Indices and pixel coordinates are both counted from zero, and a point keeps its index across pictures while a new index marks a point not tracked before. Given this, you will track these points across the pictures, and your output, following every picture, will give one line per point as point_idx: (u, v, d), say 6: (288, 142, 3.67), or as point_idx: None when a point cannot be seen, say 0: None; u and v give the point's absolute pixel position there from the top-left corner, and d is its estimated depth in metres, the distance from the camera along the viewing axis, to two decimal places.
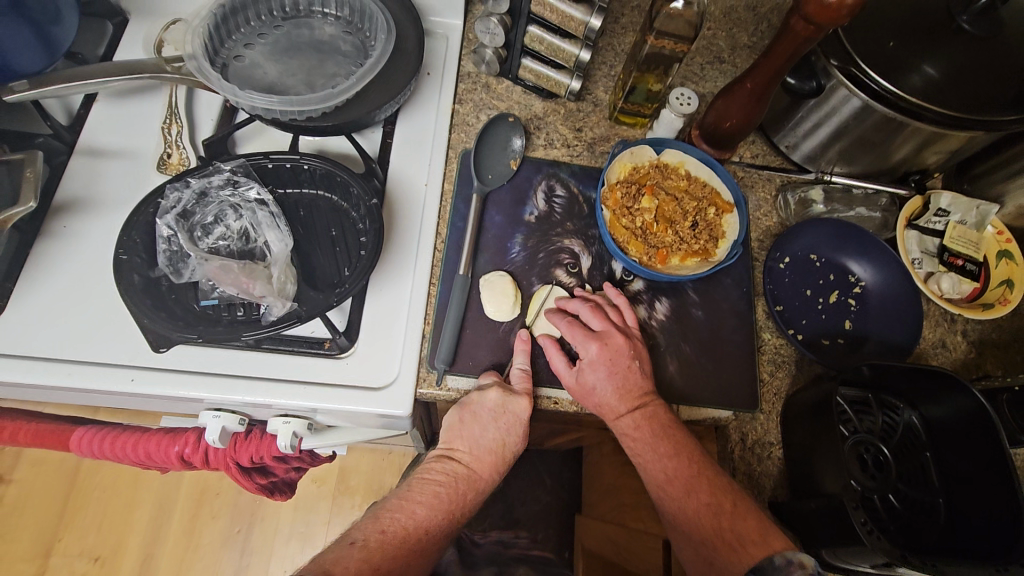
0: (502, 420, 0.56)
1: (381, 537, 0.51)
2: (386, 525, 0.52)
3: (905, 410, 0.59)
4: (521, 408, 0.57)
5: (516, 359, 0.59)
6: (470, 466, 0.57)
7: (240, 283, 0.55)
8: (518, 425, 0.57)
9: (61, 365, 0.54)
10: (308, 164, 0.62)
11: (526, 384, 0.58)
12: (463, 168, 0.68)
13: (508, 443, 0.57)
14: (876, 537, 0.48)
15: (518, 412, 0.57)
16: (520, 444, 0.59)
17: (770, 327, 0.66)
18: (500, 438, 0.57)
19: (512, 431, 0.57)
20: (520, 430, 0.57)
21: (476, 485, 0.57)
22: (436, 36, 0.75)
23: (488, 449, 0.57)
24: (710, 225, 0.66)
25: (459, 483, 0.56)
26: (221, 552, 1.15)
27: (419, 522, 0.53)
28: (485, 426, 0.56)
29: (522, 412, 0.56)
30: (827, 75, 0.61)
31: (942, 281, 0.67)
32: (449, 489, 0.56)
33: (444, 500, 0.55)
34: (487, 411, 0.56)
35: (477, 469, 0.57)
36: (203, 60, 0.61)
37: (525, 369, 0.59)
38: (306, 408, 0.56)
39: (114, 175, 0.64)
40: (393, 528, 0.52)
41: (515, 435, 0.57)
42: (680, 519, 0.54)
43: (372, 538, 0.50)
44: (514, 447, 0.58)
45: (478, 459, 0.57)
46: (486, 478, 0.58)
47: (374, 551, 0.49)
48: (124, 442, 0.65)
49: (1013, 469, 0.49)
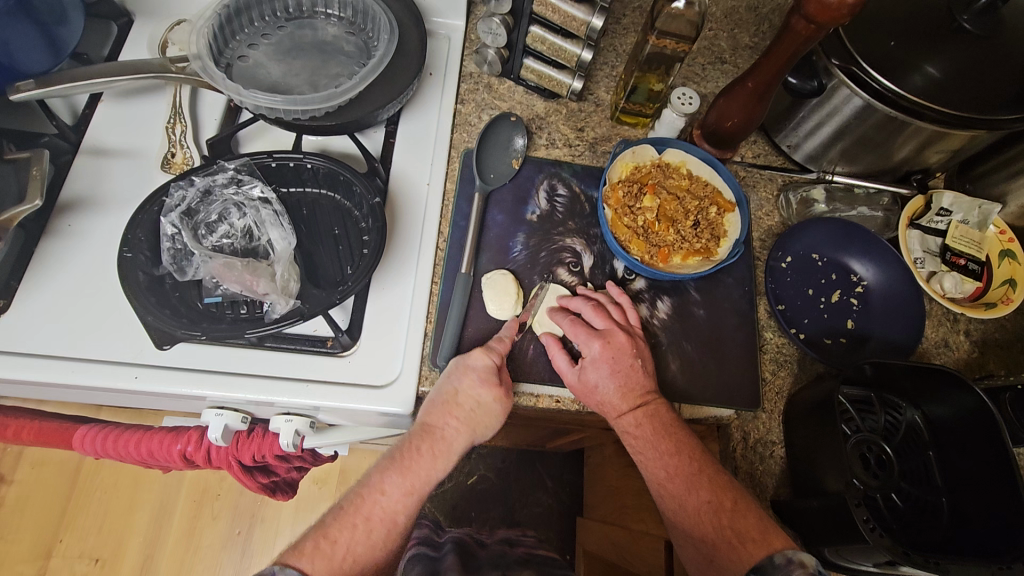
0: (451, 370, 0.56)
1: (340, 512, 0.54)
2: (345, 501, 0.55)
3: (908, 409, 0.58)
4: (476, 359, 0.56)
5: (501, 331, 0.60)
6: (427, 422, 0.56)
7: (244, 280, 0.55)
8: (470, 372, 0.56)
9: (64, 364, 0.55)
10: (312, 163, 0.62)
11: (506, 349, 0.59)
12: (465, 168, 0.69)
13: (461, 391, 0.55)
14: (878, 535, 0.48)
15: (469, 360, 0.56)
16: (483, 392, 0.55)
17: (772, 327, 0.66)
18: (451, 387, 0.56)
19: (463, 377, 0.55)
20: (472, 376, 0.55)
21: (434, 439, 0.55)
22: (439, 37, 0.75)
23: (440, 400, 0.56)
24: (711, 224, 0.66)
25: (414, 439, 0.56)
26: (222, 554, 1.15)
27: (375, 490, 0.55)
28: (437, 380, 0.57)
29: (471, 359, 0.56)
30: (829, 74, 0.61)
31: (945, 280, 0.67)
32: (404, 447, 0.56)
33: (398, 460, 0.55)
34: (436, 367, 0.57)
35: (433, 422, 0.56)
36: (207, 60, 0.62)
37: (508, 339, 0.60)
38: (309, 405, 0.56)
39: (119, 174, 0.64)
40: (350, 502, 0.54)
41: (468, 381, 0.55)
42: (682, 517, 0.54)
43: (332, 517, 0.54)
44: (476, 395, 0.55)
45: (433, 413, 0.56)
46: (447, 432, 0.56)
47: (332, 526, 0.53)
48: (127, 439, 0.65)
49: (1017, 468, 0.49)
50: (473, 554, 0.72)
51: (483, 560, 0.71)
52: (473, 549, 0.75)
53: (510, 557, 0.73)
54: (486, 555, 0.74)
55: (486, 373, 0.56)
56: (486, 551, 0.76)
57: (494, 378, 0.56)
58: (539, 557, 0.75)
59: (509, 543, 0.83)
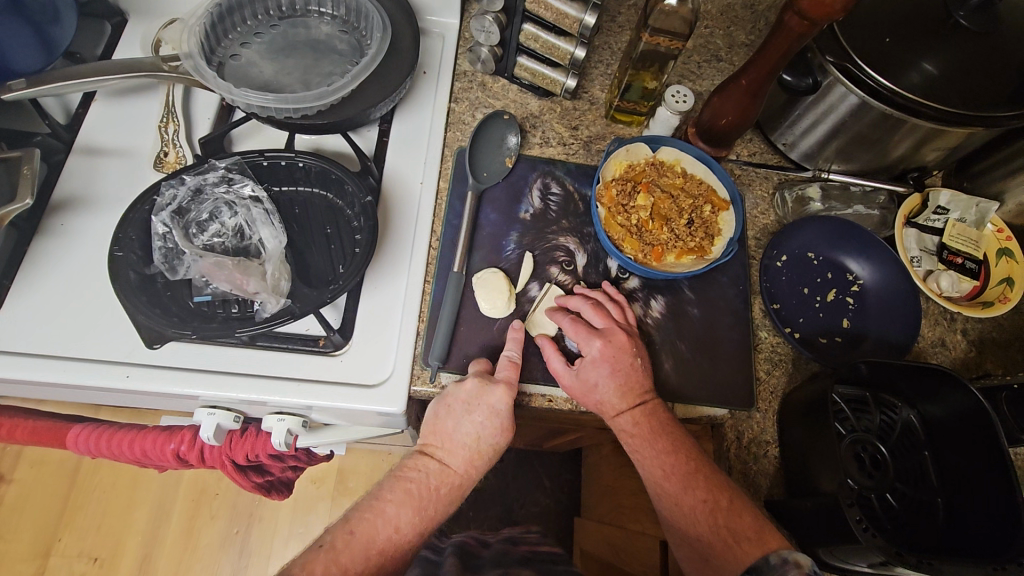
0: (475, 411, 0.55)
1: (349, 538, 0.51)
2: (354, 525, 0.52)
3: (904, 409, 0.58)
4: (499, 400, 0.55)
5: (507, 348, 0.59)
6: (445, 461, 0.56)
7: (233, 279, 0.55)
8: (494, 416, 0.55)
9: (55, 364, 0.55)
10: (304, 161, 0.62)
11: (511, 372, 0.57)
12: (458, 166, 0.68)
13: (484, 438, 0.56)
14: (871, 535, 0.47)
15: (494, 403, 0.55)
16: (499, 438, 0.56)
17: (767, 325, 0.66)
18: (474, 431, 0.55)
19: (488, 423, 0.55)
20: (495, 423, 0.55)
21: (452, 481, 0.55)
22: (433, 35, 0.75)
23: (463, 444, 0.55)
24: (705, 222, 0.66)
25: (432, 479, 0.55)
26: (220, 554, 1.15)
27: (389, 521, 0.52)
28: (459, 418, 0.55)
29: (498, 403, 0.55)
30: (824, 71, 0.60)
31: (942, 279, 0.66)
32: (422, 484, 0.54)
33: (417, 497, 0.54)
34: (459, 403, 0.55)
35: (452, 463, 0.55)
36: (199, 58, 0.62)
37: (513, 359, 0.58)
38: (300, 404, 0.56)
39: (111, 174, 0.64)
40: (362, 528, 0.51)
41: (491, 428, 0.55)
42: (676, 516, 0.54)
43: (339, 540, 0.51)
44: (494, 441, 0.56)
45: (452, 453, 0.56)
46: (463, 475, 0.56)
47: (342, 552, 0.49)
48: (120, 439, 0.66)
49: (1012, 467, 0.49)
50: (473, 553, 0.71)
51: (483, 560, 0.69)
52: (474, 549, 0.73)
53: (512, 555, 0.71)
54: (488, 553, 0.72)
55: (507, 418, 0.56)
56: (488, 551, 0.73)
57: (511, 422, 0.56)
58: (543, 555, 0.72)
59: (511, 539, 0.79)
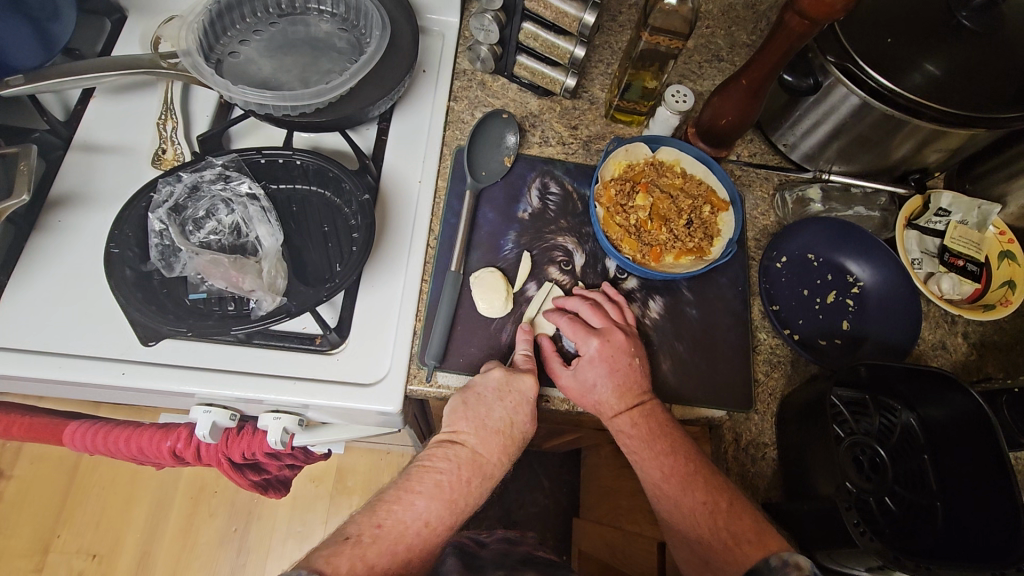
0: (508, 398, 0.55)
1: (377, 532, 0.49)
2: (382, 519, 0.50)
3: (904, 411, 0.57)
4: (527, 386, 0.56)
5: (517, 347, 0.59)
6: (477, 449, 0.55)
7: (229, 276, 0.55)
8: (523, 403, 0.56)
9: (54, 359, 0.55)
10: (301, 159, 0.62)
11: (532, 363, 0.58)
12: (457, 165, 0.68)
13: (516, 424, 0.56)
14: (869, 539, 0.47)
15: (523, 390, 0.56)
16: (528, 426, 0.57)
17: (766, 327, 0.65)
18: (507, 416, 0.55)
19: (519, 410, 0.56)
20: (526, 410, 0.56)
21: (484, 470, 0.55)
22: (433, 34, 0.75)
23: (496, 430, 0.55)
24: (705, 223, 0.65)
25: (466, 467, 0.54)
26: (219, 551, 1.15)
27: (419, 515, 0.51)
28: (491, 405, 0.55)
29: (528, 391, 0.56)
30: (824, 72, 0.60)
31: (943, 281, 0.66)
32: (455, 474, 0.54)
33: (448, 489, 0.53)
34: (492, 391, 0.55)
35: (484, 451, 0.55)
36: (197, 55, 0.62)
37: (529, 352, 0.58)
38: (296, 403, 0.55)
39: (110, 170, 0.64)
40: (390, 523, 0.50)
41: (523, 414, 0.56)
42: (676, 518, 0.53)
43: (367, 534, 0.49)
44: (524, 429, 0.57)
45: (484, 441, 0.55)
46: (494, 463, 0.56)
47: (369, 547, 0.48)
48: (116, 436, 0.65)
49: (1011, 471, 0.48)
50: (473, 552, 0.71)
51: (481, 560, 0.69)
52: (474, 549, 0.73)
53: (513, 556, 0.71)
54: (489, 553, 0.71)
55: (533, 406, 0.57)
56: (486, 550, 0.73)
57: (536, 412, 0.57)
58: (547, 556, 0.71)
59: (508, 540, 0.78)
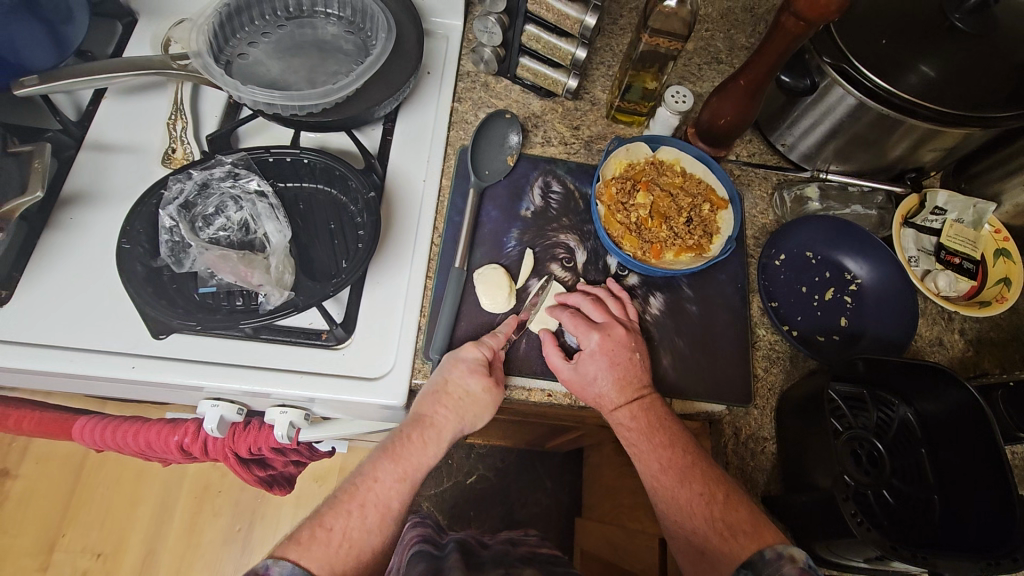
0: (444, 363, 0.57)
1: (335, 500, 0.53)
2: (340, 490, 0.54)
3: (901, 406, 0.58)
4: (466, 351, 0.57)
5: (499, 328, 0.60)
6: (419, 411, 0.56)
7: (238, 271, 0.57)
8: (459, 363, 0.56)
9: (65, 353, 0.56)
10: (308, 158, 0.63)
11: (497, 343, 0.58)
12: (461, 164, 0.69)
13: (450, 381, 0.55)
14: (866, 529, 0.47)
15: (459, 353, 0.57)
16: (470, 382, 0.55)
17: (765, 323, 0.66)
18: (441, 377, 0.56)
19: (454, 369, 0.56)
20: (461, 367, 0.56)
21: (425, 428, 0.55)
22: (437, 37, 0.77)
23: (433, 391, 0.56)
24: (704, 220, 0.66)
25: (407, 428, 0.56)
26: (222, 550, 1.16)
27: (369, 476, 0.54)
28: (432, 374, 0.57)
29: (464, 352, 0.57)
30: (821, 73, 0.61)
31: (939, 279, 0.67)
32: (398, 436, 0.55)
33: (392, 448, 0.55)
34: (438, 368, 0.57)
35: (424, 411, 0.56)
36: (207, 57, 0.63)
37: (503, 335, 0.59)
38: (303, 397, 0.56)
39: (121, 169, 0.65)
40: (346, 490, 0.53)
41: (457, 371, 0.56)
42: (673, 510, 0.54)
43: (328, 505, 0.52)
44: (464, 385, 0.55)
45: (424, 403, 0.56)
46: (438, 422, 0.56)
47: (327, 514, 0.51)
48: (125, 431, 0.66)
49: (1005, 465, 0.49)
50: (477, 549, 0.71)
51: (484, 557, 0.70)
52: (477, 547, 0.73)
53: (516, 553, 0.71)
54: (488, 553, 0.71)
55: (479, 365, 0.57)
56: (489, 550, 0.73)
57: (482, 368, 0.56)
58: (545, 556, 0.71)
59: (512, 541, 0.78)
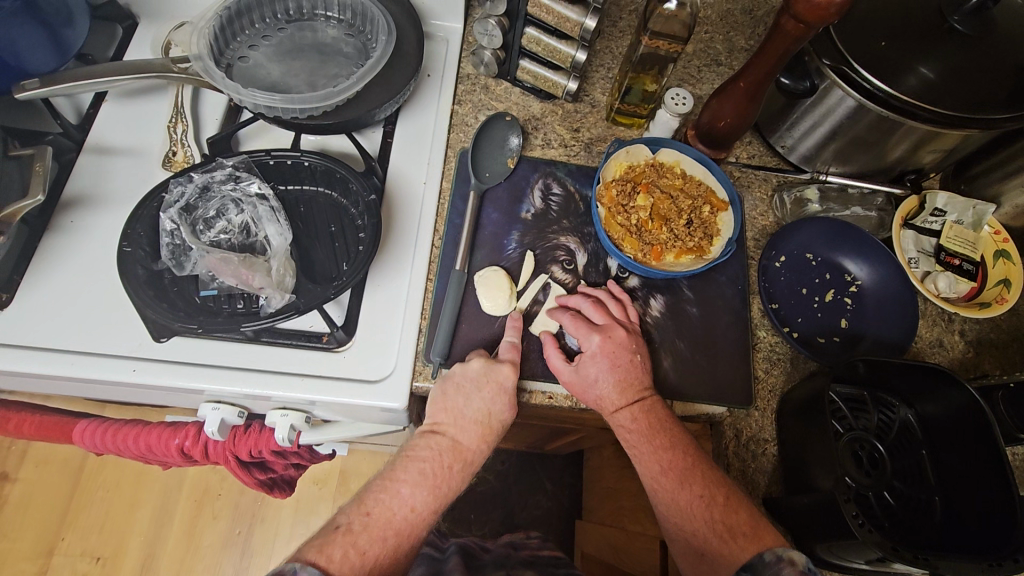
0: (486, 389, 0.56)
1: (367, 520, 0.50)
2: (370, 507, 0.51)
3: (902, 408, 0.58)
4: (507, 377, 0.57)
5: (506, 333, 0.60)
6: (457, 438, 0.56)
7: (239, 274, 0.56)
8: (503, 394, 0.57)
9: (66, 357, 0.56)
10: (309, 161, 0.63)
11: (513, 353, 0.59)
12: (461, 166, 0.69)
13: (495, 412, 0.56)
14: (867, 530, 0.47)
15: (501, 380, 0.57)
16: (508, 414, 0.57)
17: (765, 325, 0.66)
18: (485, 406, 0.56)
19: (497, 400, 0.56)
20: (505, 399, 0.57)
21: (465, 458, 0.56)
22: (436, 39, 0.77)
23: (475, 420, 0.56)
24: (704, 222, 0.66)
25: (445, 456, 0.55)
26: (222, 554, 1.16)
27: (405, 501, 0.52)
28: (469, 395, 0.56)
29: (506, 380, 0.57)
30: (820, 75, 0.62)
31: (939, 280, 0.67)
32: (435, 463, 0.54)
33: (430, 476, 0.54)
34: (470, 381, 0.56)
35: (464, 440, 0.56)
36: (208, 60, 0.63)
37: (514, 342, 0.59)
38: (304, 399, 0.56)
39: (122, 172, 0.65)
40: (378, 509, 0.51)
41: (502, 403, 0.57)
42: (673, 512, 0.54)
43: (356, 521, 0.50)
44: (503, 417, 0.57)
45: (463, 430, 0.56)
46: (475, 451, 0.56)
47: (360, 534, 0.49)
48: (125, 434, 0.66)
49: (1007, 466, 0.49)
50: (478, 552, 0.71)
51: (486, 560, 0.69)
52: (478, 550, 0.73)
53: (517, 556, 0.71)
54: (489, 556, 0.71)
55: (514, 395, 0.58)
56: (490, 552, 0.73)
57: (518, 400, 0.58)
58: (546, 558, 0.71)
59: (513, 543, 0.77)
